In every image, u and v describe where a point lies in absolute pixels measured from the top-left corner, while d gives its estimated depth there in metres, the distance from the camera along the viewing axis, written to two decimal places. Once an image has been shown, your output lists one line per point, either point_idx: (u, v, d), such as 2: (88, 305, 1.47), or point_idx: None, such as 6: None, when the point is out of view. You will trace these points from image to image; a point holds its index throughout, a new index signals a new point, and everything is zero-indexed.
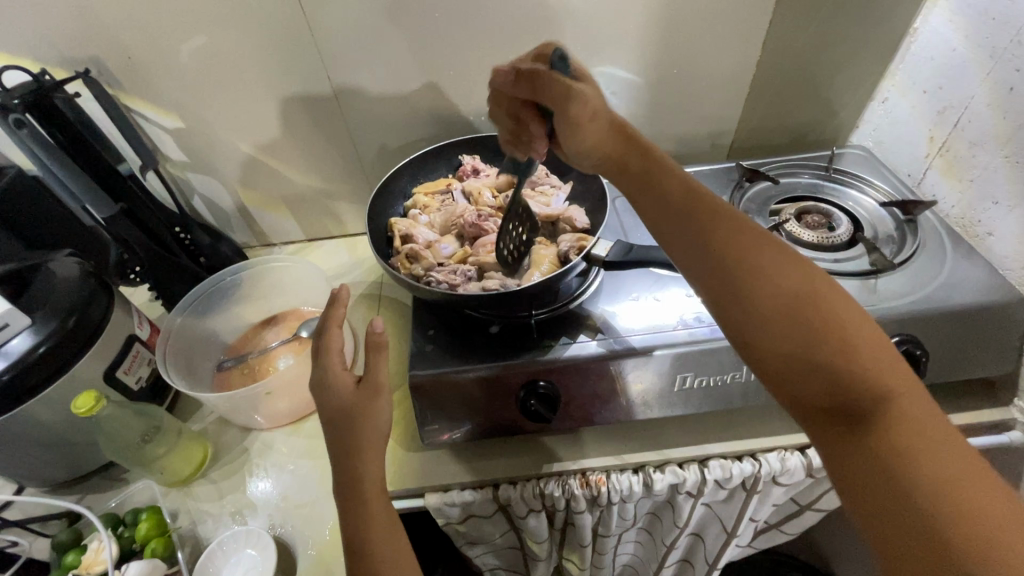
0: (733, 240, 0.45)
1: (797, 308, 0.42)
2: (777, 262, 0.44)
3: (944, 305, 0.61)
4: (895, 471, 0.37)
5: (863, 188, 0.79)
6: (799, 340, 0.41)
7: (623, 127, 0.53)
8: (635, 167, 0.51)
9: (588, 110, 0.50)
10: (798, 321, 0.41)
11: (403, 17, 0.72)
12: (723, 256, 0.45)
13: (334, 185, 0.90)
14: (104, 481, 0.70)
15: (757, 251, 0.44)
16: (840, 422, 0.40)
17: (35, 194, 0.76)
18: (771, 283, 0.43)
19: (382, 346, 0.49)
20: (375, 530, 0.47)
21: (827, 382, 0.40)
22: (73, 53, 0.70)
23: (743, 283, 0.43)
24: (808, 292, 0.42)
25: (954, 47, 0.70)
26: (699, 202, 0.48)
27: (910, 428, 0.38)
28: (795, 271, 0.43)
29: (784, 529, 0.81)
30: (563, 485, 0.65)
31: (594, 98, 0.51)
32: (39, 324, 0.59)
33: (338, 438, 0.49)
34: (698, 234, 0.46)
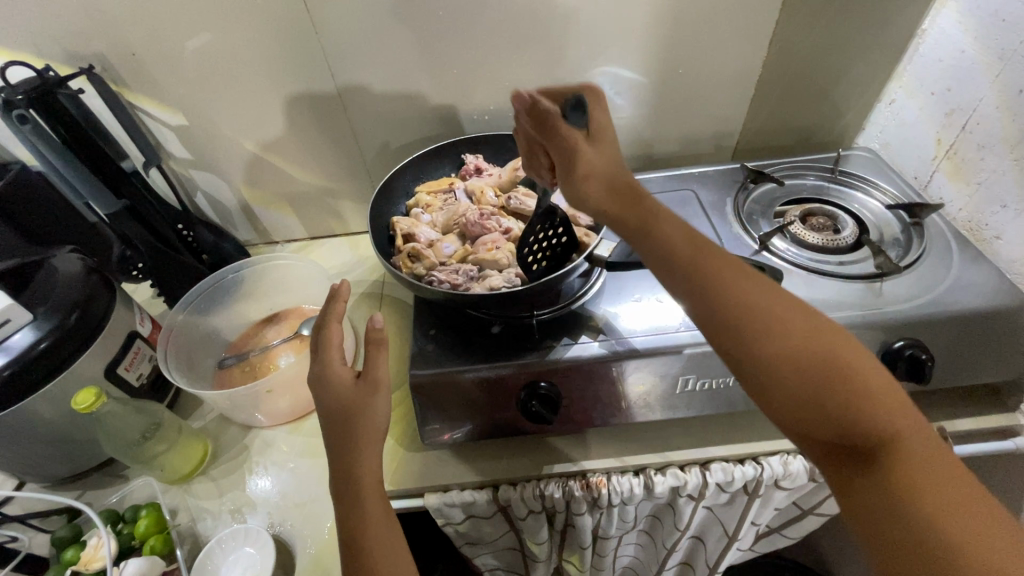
0: (741, 292, 0.42)
1: (807, 361, 0.39)
2: (784, 309, 0.42)
3: (951, 309, 0.60)
4: (908, 511, 0.37)
5: (869, 190, 0.78)
6: (812, 395, 0.39)
7: (623, 177, 0.49)
8: (640, 219, 0.47)
9: (584, 166, 0.50)
10: (811, 374, 0.39)
11: (408, 15, 0.72)
12: (733, 312, 0.41)
13: (337, 183, 0.90)
14: (105, 478, 0.70)
15: (768, 303, 0.41)
16: (853, 469, 0.39)
17: (40, 190, 0.76)
18: (780, 335, 0.40)
19: (382, 342, 0.50)
20: (371, 527, 0.46)
21: (838, 431, 0.39)
22: (77, 49, 0.70)
23: (753, 340, 0.41)
24: (814, 343, 0.40)
25: (962, 48, 0.70)
26: (704, 252, 0.44)
27: (925, 471, 0.38)
28: (801, 320, 0.41)
29: (786, 533, 0.81)
30: (563, 486, 0.65)
31: (597, 159, 0.50)
32: (40, 320, 0.59)
33: (336, 433, 0.49)
34: (707, 289, 0.43)
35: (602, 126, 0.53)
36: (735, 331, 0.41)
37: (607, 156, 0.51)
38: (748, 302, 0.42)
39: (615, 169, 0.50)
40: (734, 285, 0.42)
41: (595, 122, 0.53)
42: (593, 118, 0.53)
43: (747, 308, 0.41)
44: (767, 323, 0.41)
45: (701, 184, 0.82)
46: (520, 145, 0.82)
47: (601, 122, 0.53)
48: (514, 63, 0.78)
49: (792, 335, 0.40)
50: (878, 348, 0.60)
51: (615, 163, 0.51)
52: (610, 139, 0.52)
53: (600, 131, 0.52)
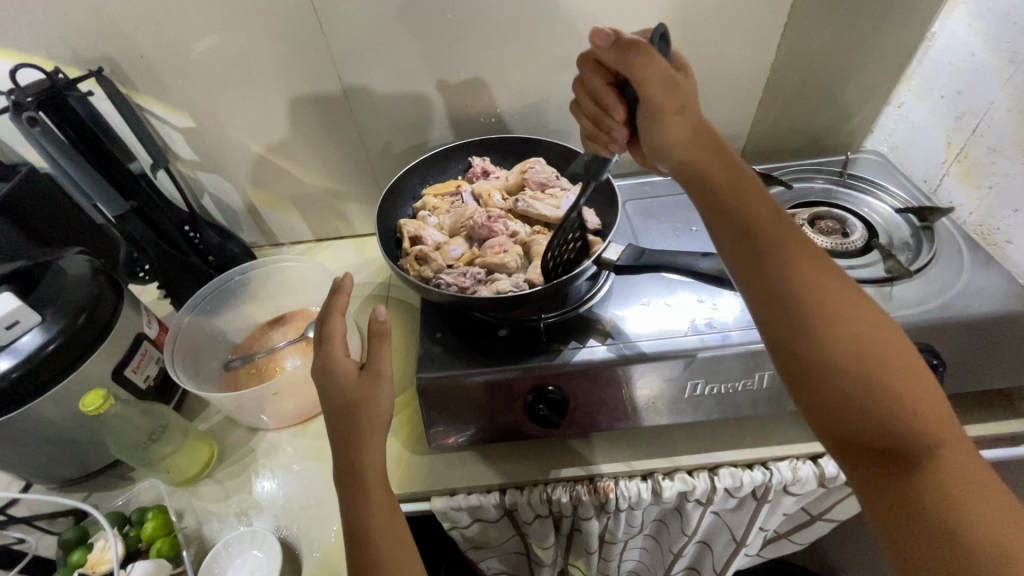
0: (808, 275, 0.42)
1: (862, 353, 0.40)
2: (843, 298, 0.41)
3: (961, 315, 0.60)
4: (939, 511, 0.37)
5: (878, 194, 0.78)
6: (862, 387, 0.39)
7: (708, 132, 0.48)
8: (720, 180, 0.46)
9: (677, 101, 0.48)
10: (861, 367, 0.39)
11: (414, 18, 0.72)
12: (796, 294, 0.41)
13: (343, 185, 0.90)
14: (110, 480, 0.70)
15: (833, 291, 0.41)
16: (889, 465, 0.39)
17: (48, 191, 0.76)
18: (840, 324, 0.40)
19: (386, 334, 0.48)
20: (373, 517, 0.47)
21: (879, 425, 0.39)
22: (86, 52, 0.70)
23: (812, 324, 0.41)
24: (871, 338, 0.40)
25: (973, 52, 0.69)
26: (780, 228, 0.44)
27: (957, 477, 0.38)
28: (862, 313, 0.41)
29: (794, 538, 0.80)
30: (570, 491, 0.64)
31: (689, 97, 0.49)
32: (48, 322, 0.59)
33: (341, 426, 0.48)
34: (775, 266, 0.42)
35: (682, 65, 0.52)
36: (795, 313, 0.41)
37: (694, 95, 0.50)
38: (811, 286, 0.41)
39: (701, 121, 0.49)
40: (802, 267, 0.42)
41: (675, 61, 0.52)
42: (676, 58, 0.51)
43: (809, 291, 0.41)
44: (826, 309, 0.41)
45: None
46: (527, 148, 0.82)
47: (679, 62, 0.52)
48: (521, 66, 0.78)
49: (848, 325, 0.40)
50: None
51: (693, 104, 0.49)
52: (692, 76, 0.51)
53: (680, 67, 0.52)
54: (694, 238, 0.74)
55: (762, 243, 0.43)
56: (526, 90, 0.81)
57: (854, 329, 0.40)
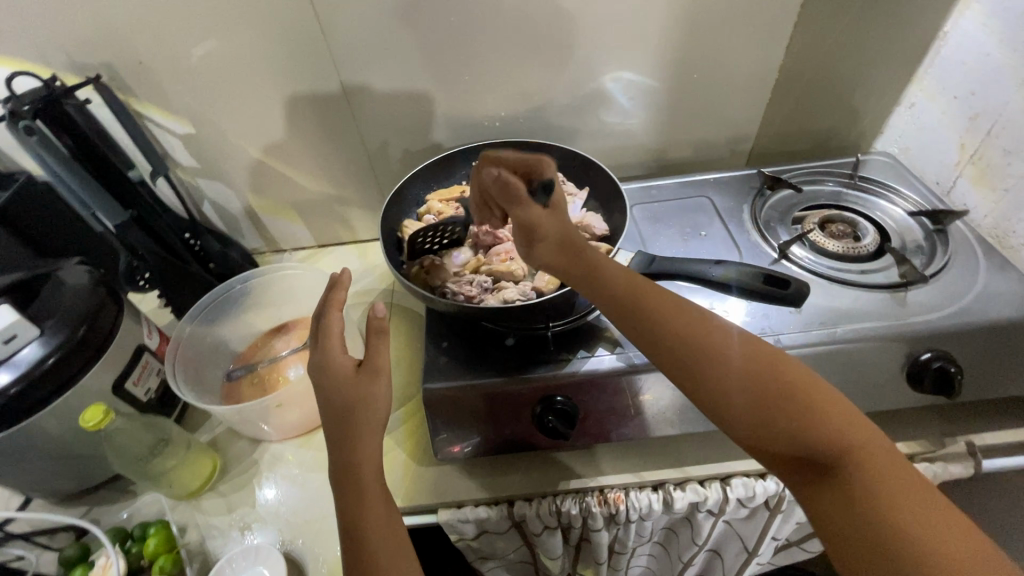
0: (683, 320, 0.47)
1: (749, 378, 0.44)
2: (719, 336, 0.46)
3: (979, 320, 0.58)
4: (870, 515, 0.39)
5: (890, 197, 0.76)
6: (759, 409, 0.42)
7: (569, 241, 0.52)
8: (580, 271, 0.50)
9: (537, 233, 0.51)
10: (753, 393, 0.43)
11: (417, 20, 0.70)
12: (678, 344, 0.46)
13: (345, 191, 0.89)
14: (112, 493, 0.69)
15: (708, 333, 0.46)
16: (812, 480, 0.41)
17: (46, 200, 0.75)
18: (723, 358, 0.45)
19: (385, 330, 0.48)
20: (371, 512, 0.46)
21: (790, 443, 0.42)
22: (84, 59, 0.69)
23: (699, 368, 0.45)
24: (756, 364, 0.44)
25: (988, 52, 0.68)
26: (647, 292, 0.49)
27: (877, 475, 0.40)
28: (741, 344, 0.46)
29: (805, 547, 0.79)
30: (580, 502, 0.63)
31: (551, 225, 0.52)
32: (48, 335, 0.58)
33: (336, 423, 0.47)
34: (653, 322, 0.47)
35: (561, 205, 0.54)
36: (683, 360, 0.45)
37: (557, 219, 0.52)
38: (687, 335, 0.46)
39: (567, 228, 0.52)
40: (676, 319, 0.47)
41: (555, 197, 0.54)
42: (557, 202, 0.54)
43: (687, 338, 0.46)
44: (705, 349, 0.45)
45: (716, 190, 0.80)
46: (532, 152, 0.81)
47: (559, 197, 0.54)
48: (525, 69, 0.77)
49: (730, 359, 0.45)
50: (904, 360, 0.58)
51: (566, 224, 0.52)
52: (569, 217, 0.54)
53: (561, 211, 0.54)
54: (703, 243, 0.73)
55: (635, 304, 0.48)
56: (530, 93, 0.80)
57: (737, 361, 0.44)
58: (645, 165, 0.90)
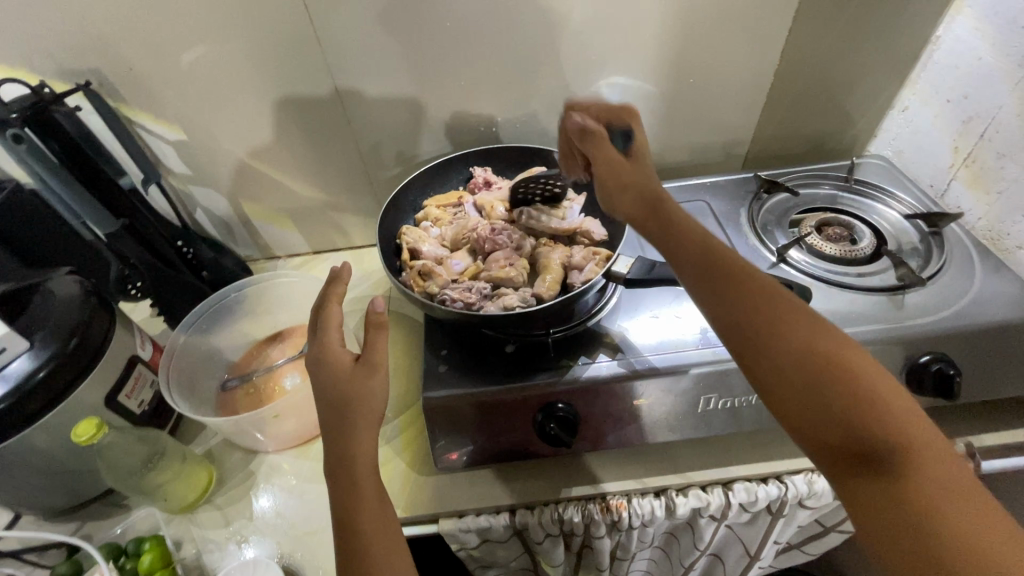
0: (754, 290, 0.45)
1: (812, 359, 0.41)
2: (792, 313, 0.44)
3: (976, 323, 0.59)
4: (923, 523, 0.36)
5: (885, 199, 0.77)
6: (816, 394, 0.40)
7: (654, 192, 0.53)
8: (658, 219, 0.51)
9: (619, 177, 0.54)
10: (814, 375, 0.41)
11: (412, 26, 0.70)
12: (744, 315, 0.44)
13: (341, 197, 0.88)
14: (105, 508, 0.68)
15: (777, 307, 0.44)
16: (863, 477, 0.39)
17: (34, 209, 0.73)
18: (788, 336, 0.43)
19: (383, 323, 0.48)
20: (364, 508, 0.45)
21: (845, 434, 0.39)
22: (74, 65, 0.68)
23: (762, 341, 0.43)
24: (823, 345, 0.42)
25: (980, 56, 0.69)
26: (721, 257, 0.47)
27: (937, 485, 0.37)
28: (808, 323, 0.43)
29: (806, 549, 0.79)
30: (582, 510, 0.63)
31: (631, 172, 0.55)
32: (37, 348, 0.56)
33: (331, 415, 0.47)
34: (721, 286, 0.46)
35: (643, 151, 0.58)
36: (745, 330, 0.44)
37: (641, 170, 0.55)
38: (755, 306, 0.44)
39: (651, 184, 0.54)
40: (746, 290, 0.45)
41: (635, 145, 0.58)
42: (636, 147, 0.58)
43: (754, 311, 0.44)
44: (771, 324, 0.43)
45: (713, 194, 0.80)
46: (529, 158, 0.81)
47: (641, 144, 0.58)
48: (522, 74, 0.76)
49: (796, 337, 0.43)
50: (903, 363, 0.59)
51: (648, 174, 0.56)
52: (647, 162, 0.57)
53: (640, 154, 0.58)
54: None
55: (708, 267, 0.47)
56: (527, 99, 0.79)
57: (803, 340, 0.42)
58: None
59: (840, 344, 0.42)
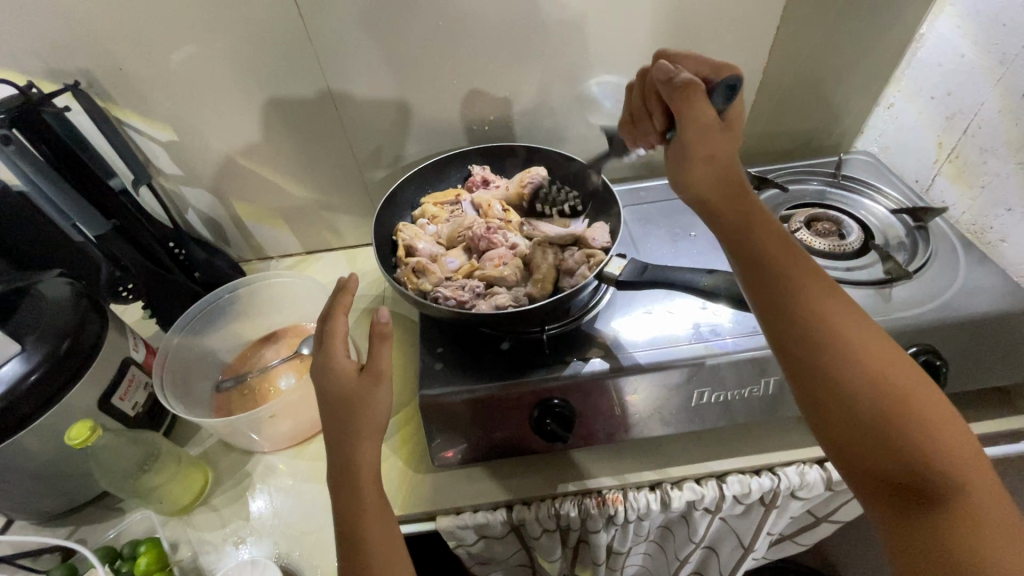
0: (823, 309, 0.47)
1: (872, 391, 0.44)
2: (859, 337, 0.46)
3: (960, 314, 0.60)
4: (950, 538, 0.41)
5: (872, 194, 0.78)
6: (872, 424, 0.43)
7: (733, 175, 0.51)
8: (736, 210, 0.50)
9: (706, 150, 0.49)
10: (872, 408, 0.44)
11: (403, 26, 0.70)
12: (812, 331, 0.46)
13: (334, 197, 0.88)
14: (99, 512, 0.67)
15: (846, 325, 0.46)
16: (899, 492, 0.43)
17: (23, 211, 0.73)
18: (854, 366, 0.45)
19: (387, 335, 0.46)
20: (367, 511, 0.46)
21: (893, 455, 0.43)
22: (61, 66, 0.67)
23: (830, 360, 0.45)
24: (886, 376, 0.44)
25: (963, 53, 0.70)
26: (799, 269, 0.48)
27: (971, 506, 0.41)
28: (875, 344, 0.46)
29: (799, 540, 0.80)
30: (579, 505, 0.63)
31: (722, 146, 0.50)
32: (30, 350, 0.56)
33: (333, 424, 0.47)
34: (792, 308, 0.47)
35: (736, 121, 0.52)
36: (814, 348, 0.46)
37: (731, 150, 0.50)
38: (826, 324, 0.46)
39: (733, 167, 0.51)
40: (818, 307, 0.47)
41: (732, 111, 0.51)
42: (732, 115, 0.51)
43: (824, 329, 0.46)
44: (841, 344, 0.45)
45: None
46: (521, 156, 0.81)
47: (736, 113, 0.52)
48: (514, 74, 0.77)
49: (861, 358, 0.45)
50: None
51: (735, 156, 0.51)
52: (738, 134, 0.51)
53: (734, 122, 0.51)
54: (692, 245, 0.74)
55: (781, 280, 0.48)
56: (519, 98, 0.80)
57: (867, 362, 0.45)
58: (633, 166, 0.90)
59: (900, 369, 0.45)
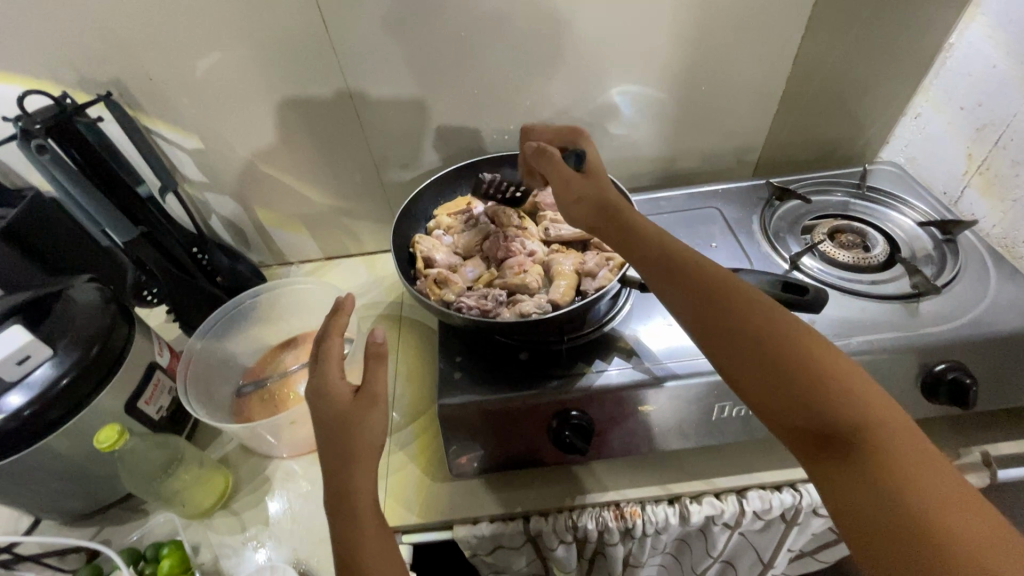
0: (709, 276, 0.46)
1: (766, 341, 0.41)
2: (746, 298, 0.44)
3: (992, 330, 0.59)
4: (885, 494, 0.35)
5: (898, 207, 0.77)
6: (780, 377, 0.40)
7: (607, 201, 0.55)
8: (616, 222, 0.53)
9: (575, 193, 0.57)
10: (772, 360, 0.41)
11: (424, 35, 0.71)
12: (702, 294, 0.45)
13: (354, 204, 0.89)
14: (124, 513, 0.68)
15: (725, 289, 0.45)
16: (823, 451, 0.38)
17: (54, 217, 0.75)
18: (746, 320, 0.43)
19: (382, 354, 0.48)
20: (367, 540, 0.45)
21: (802, 410, 0.39)
22: (93, 76, 0.69)
23: (720, 320, 0.43)
24: (779, 329, 0.42)
25: (994, 64, 0.69)
26: (681, 252, 0.49)
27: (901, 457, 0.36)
28: (764, 307, 0.43)
29: (819, 557, 0.79)
30: (596, 517, 0.63)
31: (586, 185, 0.57)
32: (60, 355, 0.57)
33: (330, 445, 0.47)
34: (679, 283, 0.47)
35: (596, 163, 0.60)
36: (708, 309, 0.44)
37: (596, 183, 0.57)
38: (712, 289, 0.45)
39: (603, 192, 0.56)
40: (701, 279, 0.46)
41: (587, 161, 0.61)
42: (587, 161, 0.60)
43: (715, 293, 0.45)
44: (731, 306, 0.44)
45: (726, 201, 0.80)
46: None
47: (590, 159, 0.61)
48: (534, 83, 0.77)
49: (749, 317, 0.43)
50: (918, 372, 0.59)
51: (604, 186, 0.57)
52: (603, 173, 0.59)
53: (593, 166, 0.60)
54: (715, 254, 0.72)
55: (666, 259, 0.49)
56: (539, 107, 0.80)
57: (754, 321, 0.43)
58: (653, 175, 0.90)
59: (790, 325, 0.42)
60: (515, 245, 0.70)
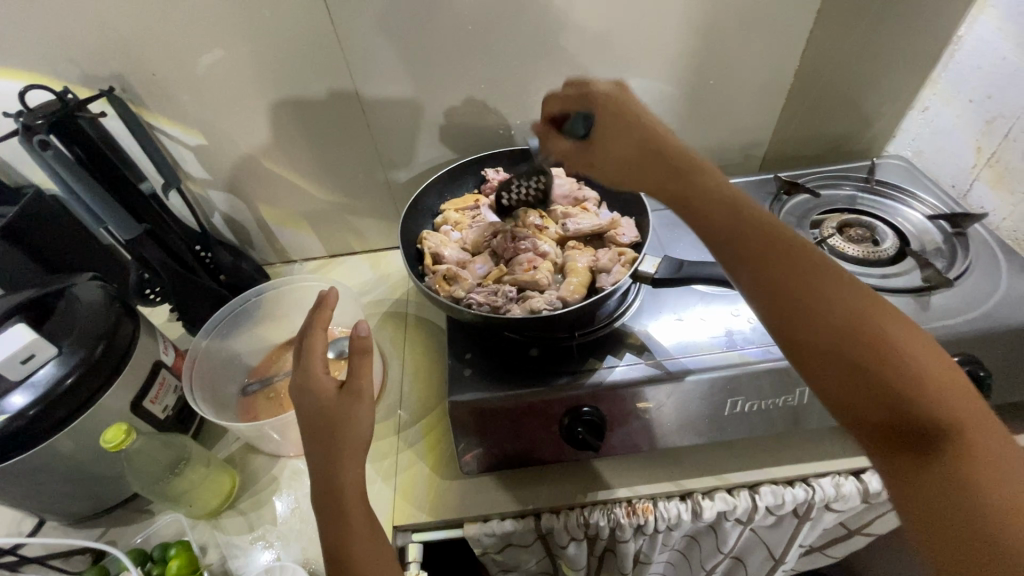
0: (787, 256, 0.43)
1: (852, 330, 0.39)
2: (828, 283, 0.41)
3: (1006, 323, 0.58)
4: (963, 493, 0.34)
5: (907, 200, 0.77)
6: (862, 368, 0.38)
7: (624, 166, 0.53)
8: (674, 189, 0.49)
9: (584, 160, 0.57)
10: (854, 350, 0.38)
11: (431, 30, 0.70)
12: (780, 275, 0.42)
13: (359, 201, 0.88)
14: (129, 514, 0.68)
15: (805, 271, 0.42)
16: (901, 447, 0.36)
17: (55, 215, 0.74)
18: (829, 307, 0.40)
19: (368, 349, 0.47)
20: (355, 537, 0.45)
21: (884, 404, 0.37)
22: (95, 71, 0.68)
23: (804, 303, 0.40)
24: (864, 317, 0.39)
25: (1003, 55, 0.69)
26: (757, 227, 0.45)
27: (978, 455, 0.35)
28: (847, 293, 0.41)
29: (829, 552, 0.79)
30: (608, 514, 0.63)
31: (600, 154, 0.55)
32: (65, 354, 0.56)
33: (316, 443, 0.47)
34: (755, 260, 0.43)
35: (612, 120, 0.55)
36: (786, 292, 0.41)
37: (607, 147, 0.54)
38: (790, 270, 0.42)
39: (638, 152, 0.52)
40: (779, 259, 0.42)
41: (595, 125, 0.56)
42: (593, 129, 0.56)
43: (792, 275, 0.42)
44: (810, 290, 0.41)
45: None
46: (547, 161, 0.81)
47: (600, 120, 0.56)
48: (541, 78, 0.76)
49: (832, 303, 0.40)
50: None
51: (638, 143, 0.52)
52: (618, 131, 0.54)
53: (608, 127, 0.55)
54: None
55: (740, 234, 0.45)
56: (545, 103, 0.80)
57: (838, 308, 0.40)
58: None
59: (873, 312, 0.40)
60: (525, 242, 0.69)
